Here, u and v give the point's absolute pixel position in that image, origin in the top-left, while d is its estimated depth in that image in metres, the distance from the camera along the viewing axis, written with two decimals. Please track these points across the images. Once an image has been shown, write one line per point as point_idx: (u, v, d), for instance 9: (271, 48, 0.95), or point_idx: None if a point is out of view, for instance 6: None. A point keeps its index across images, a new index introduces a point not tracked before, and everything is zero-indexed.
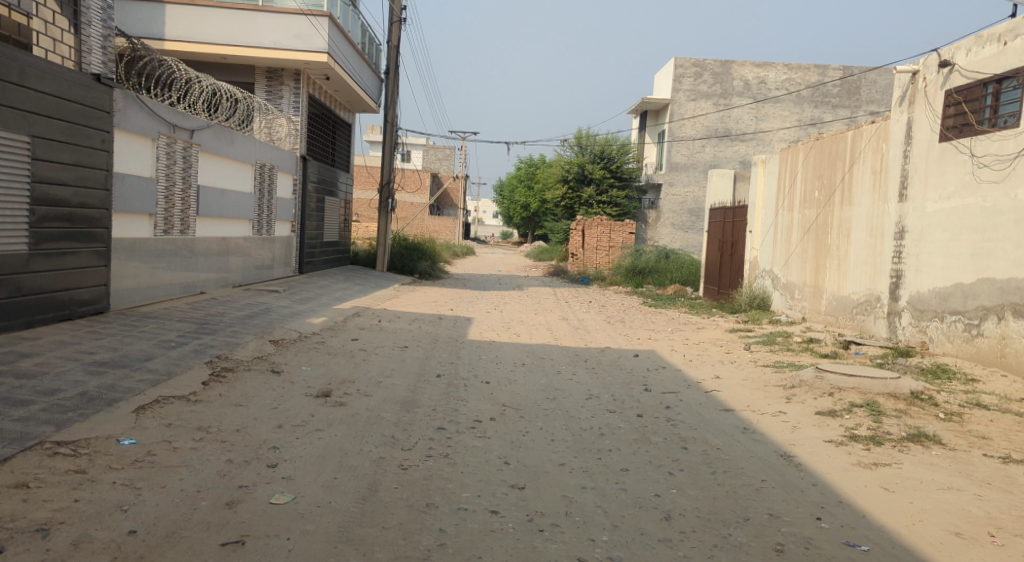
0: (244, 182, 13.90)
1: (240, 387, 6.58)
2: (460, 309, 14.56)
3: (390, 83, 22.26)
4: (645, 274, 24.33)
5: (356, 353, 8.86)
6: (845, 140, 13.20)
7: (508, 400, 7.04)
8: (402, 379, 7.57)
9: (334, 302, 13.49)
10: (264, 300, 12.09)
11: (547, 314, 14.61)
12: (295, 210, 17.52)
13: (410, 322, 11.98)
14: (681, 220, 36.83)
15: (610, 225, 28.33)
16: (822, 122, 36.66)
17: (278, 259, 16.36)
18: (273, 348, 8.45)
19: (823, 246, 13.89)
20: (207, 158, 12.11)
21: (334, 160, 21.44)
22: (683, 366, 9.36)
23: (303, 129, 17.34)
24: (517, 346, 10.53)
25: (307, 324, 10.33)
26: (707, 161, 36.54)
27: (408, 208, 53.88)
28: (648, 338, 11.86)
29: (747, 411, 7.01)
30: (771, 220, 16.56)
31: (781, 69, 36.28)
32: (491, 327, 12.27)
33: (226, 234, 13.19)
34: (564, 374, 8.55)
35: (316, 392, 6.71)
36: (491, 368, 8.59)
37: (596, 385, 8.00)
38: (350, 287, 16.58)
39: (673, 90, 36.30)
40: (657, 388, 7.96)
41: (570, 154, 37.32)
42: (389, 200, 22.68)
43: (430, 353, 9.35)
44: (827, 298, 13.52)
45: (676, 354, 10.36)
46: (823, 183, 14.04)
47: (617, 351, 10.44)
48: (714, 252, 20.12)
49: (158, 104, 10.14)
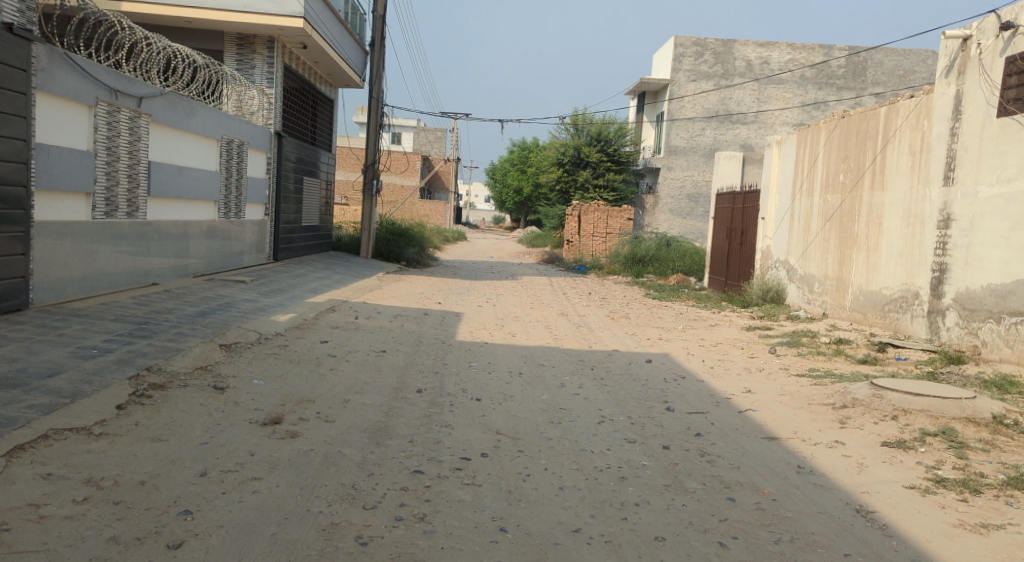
0: (208, 160, 12.49)
1: (167, 410, 5.25)
2: (448, 303, 13.21)
3: (374, 57, 20.80)
4: (645, 263, 23.05)
5: (323, 359, 7.51)
6: (876, 118, 11.93)
7: (504, 427, 5.74)
8: (376, 398, 6.25)
9: (308, 294, 12.12)
10: (227, 293, 10.71)
11: (544, 309, 13.29)
12: (270, 191, 16.10)
13: (391, 319, 10.63)
14: (679, 206, 35.55)
15: (607, 210, 27.07)
16: (826, 104, 35.33)
17: (250, 246, 14.95)
18: (223, 354, 7.09)
19: (849, 235, 12.60)
20: (161, 130, 10.70)
21: (315, 139, 19.99)
22: (705, 377, 8.07)
23: (278, 103, 15.94)
24: (512, 349, 9.20)
25: (270, 323, 8.95)
26: (707, 145, 35.23)
27: (397, 191, 52.37)
28: (661, 340, 10.55)
29: (795, 440, 5.70)
30: (787, 206, 15.26)
31: (785, 49, 34.82)
32: (482, 324, 10.94)
33: (187, 217, 11.77)
34: (567, 387, 7.23)
35: (264, 417, 5.38)
36: (483, 380, 7.28)
37: (608, 402, 6.70)
38: (328, 276, 15.21)
39: (673, 70, 34.89)
40: (681, 407, 6.65)
41: (565, 135, 35.78)
42: (374, 182, 21.27)
43: (411, 359, 8.00)
44: (853, 293, 12.25)
45: (693, 359, 9.07)
46: (850, 166, 12.75)
47: (627, 356, 9.14)
48: (722, 241, 18.80)
49: (96, 66, 8.78)
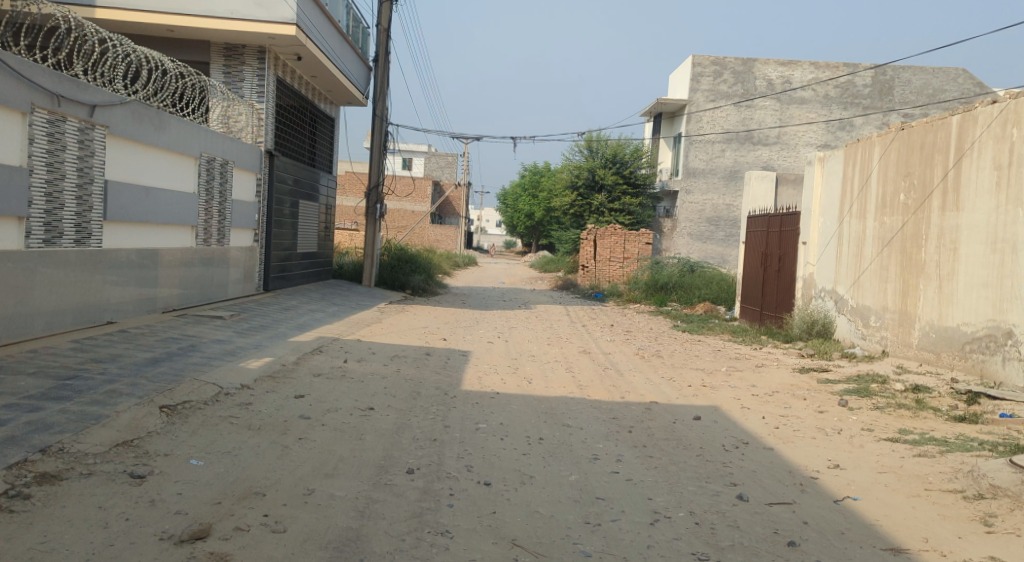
0: (184, 180, 11.02)
1: (42, 523, 3.70)
2: (454, 339, 11.61)
3: (378, 72, 19.43)
4: (668, 290, 21.42)
5: (292, 424, 5.92)
6: (945, 127, 10.41)
7: (525, 537, 4.14)
8: (351, 486, 4.65)
9: (294, 331, 10.56)
10: (196, 332, 9.15)
11: (563, 347, 11.69)
12: (261, 215, 14.62)
13: (387, 363, 9.05)
14: (699, 230, 33.86)
15: (624, 234, 25.51)
16: (852, 125, 33.77)
17: (237, 276, 13.44)
18: (161, 420, 5.51)
19: (913, 262, 10.99)
20: (124, 144, 9.20)
21: (313, 159, 18.55)
22: (774, 443, 6.41)
23: (270, 118, 14.50)
24: (530, 402, 7.58)
25: (237, 372, 7.37)
26: (727, 167, 33.65)
27: (405, 216, 51.04)
28: (704, 387, 8.90)
29: (931, 555, 4.07)
30: (833, 229, 13.66)
31: (807, 67, 33.23)
32: (493, 368, 9.34)
33: (157, 244, 10.27)
34: (604, 460, 5.64)
35: (182, 528, 3.80)
36: (495, 452, 5.69)
37: (661, 488, 5.08)
38: (322, 309, 13.67)
39: (691, 90, 33.36)
40: (756, 493, 5.02)
41: (579, 158, 34.32)
42: (377, 205, 19.78)
43: (405, 419, 6.42)
44: (921, 328, 10.62)
45: (750, 415, 7.46)
46: (913, 184, 11.17)
47: (670, 411, 7.50)
48: (755, 267, 17.16)
49: (31, 65, 7.34)
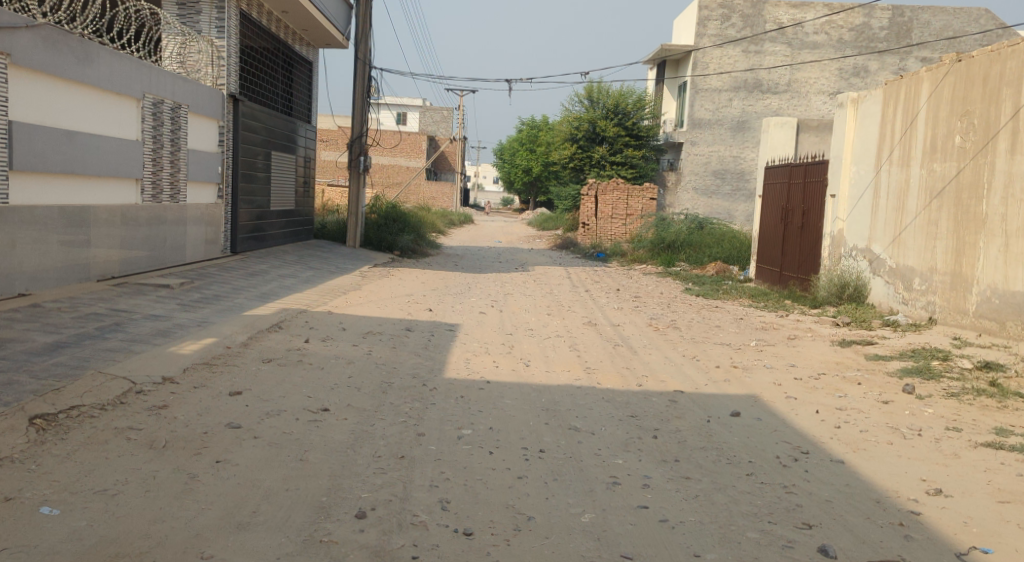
0: (123, 124, 9.45)
1: None
2: (440, 310, 10.12)
3: (360, 11, 17.66)
4: (677, 249, 19.89)
5: (214, 438, 4.47)
6: (1018, 56, 8.83)
7: None
8: (270, 551, 3.22)
9: (253, 303, 9.07)
10: (129, 306, 7.66)
11: (566, 317, 10.20)
12: (227, 169, 13.02)
13: (357, 341, 7.57)
14: (704, 184, 32.07)
15: (627, 188, 23.91)
16: (867, 71, 31.79)
17: (197, 237, 11.91)
18: (25, 439, 4.08)
19: (970, 216, 9.48)
20: (33, 80, 7.65)
21: (288, 106, 16.88)
22: (844, 452, 4.98)
23: (232, 58, 12.82)
24: (527, 394, 6.11)
25: (161, 360, 5.91)
26: (735, 117, 31.83)
27: (399, 172, 49.26)
28: (735, 369, 7.43)
29: None
30: (869, 179, 12.11)
31: (821, 9, 31.21)
32: (483, 347, 7.86)
33: (88, 200, 8.74)
34: (627, 488, 4.20)
35: None
36: (482, 478, 4.24)
37: (709, 534, 3.66)
38: (294, 274, 12.16)
39: (697, 35, 31.44)
40: (843, 542, 3.61)
41: (578, 109, 32.54)
42: (361, 158, 18.13)
43: (367, 426, 4.97)
44: (981, 293, 9.14)
45: (802, 410, 6.00)
46: (973, 125, 9.63)
47: (700, 404, 6.06)
48: (774, 223, 15.62)
49: None
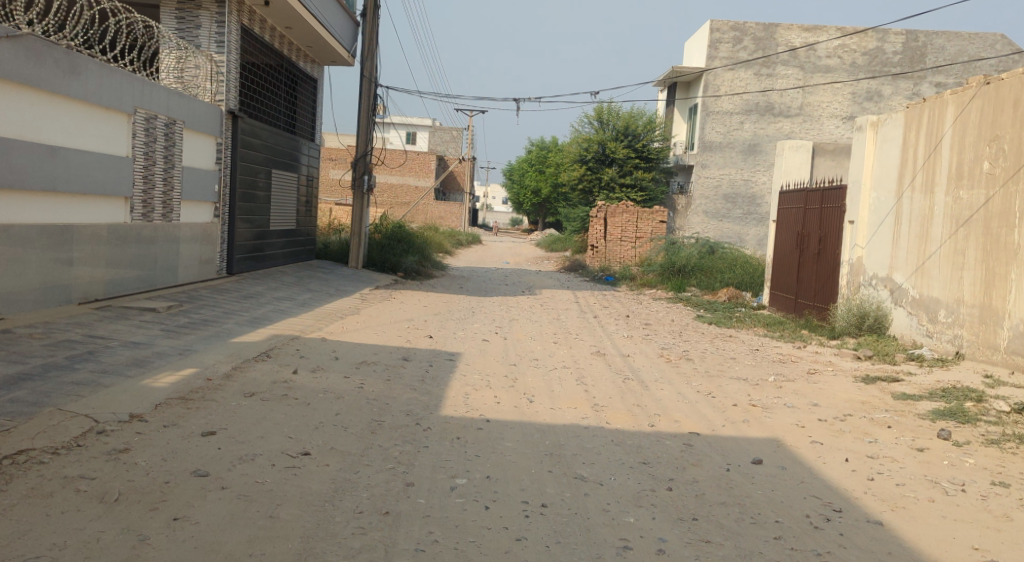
0: (113, 140, 9.05)
1: None
2: (440, 337, 9.63)
3: (366, 28, 17.33)
4: (687, 273, 19.38)
5: (176, 489, 3.99)
6: None
7: None
8: None
9: (243, 328, 8.59)
10: (108, 332, 7.21)
11: (573, 347, 9.69)
12: (224, 187, 12.62)
13: (349, 373, 7.08)
14: (715, 207, 31.60)
15: (637, 211, 23.46)
16: (881, 95, 31.33)
17: (191, 258, 11.49)
18: None
19: (1000, 246, 8.97)
20: (13, 93, 7.26)
21: (291, 124, 16.52)
22: (882, 511, 4.46)
23: (232, 73, 12.46)
24: (529, 435, 5.60)
25: (132, 395, 5.43)
26: (746, 140, 31.40)
27: (407, 191, 48.99)
28: (754, 408, 6.90)
29: None
30: (890, 206, 11.61)
31: (834, 33, 30.86)
32: (484, 380, 7.35)
33: (73, 219, 8.32)
34: (639, 555, 3.69)
35: None
36: (476, 541, 3.74)
37: None
38: (291, 297, 11.70)
39: (708, 57, 31.11)
40: None
41: (588, 130, 32.19)
42: (365, 178, 17.72)
43: (350, 474, 4.48)
44: (1013, 328, 8.61)
45: (830, 457, 5.48)
46: (1003, 150, 9.14)
47: (720, 449, 5.54)
48: (789, 248, 15.12)
49: None
